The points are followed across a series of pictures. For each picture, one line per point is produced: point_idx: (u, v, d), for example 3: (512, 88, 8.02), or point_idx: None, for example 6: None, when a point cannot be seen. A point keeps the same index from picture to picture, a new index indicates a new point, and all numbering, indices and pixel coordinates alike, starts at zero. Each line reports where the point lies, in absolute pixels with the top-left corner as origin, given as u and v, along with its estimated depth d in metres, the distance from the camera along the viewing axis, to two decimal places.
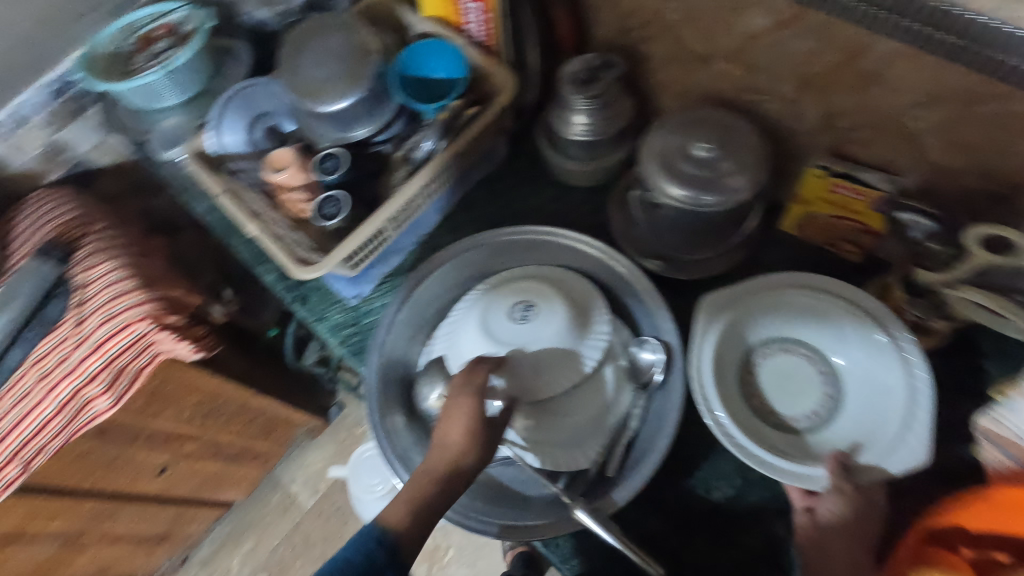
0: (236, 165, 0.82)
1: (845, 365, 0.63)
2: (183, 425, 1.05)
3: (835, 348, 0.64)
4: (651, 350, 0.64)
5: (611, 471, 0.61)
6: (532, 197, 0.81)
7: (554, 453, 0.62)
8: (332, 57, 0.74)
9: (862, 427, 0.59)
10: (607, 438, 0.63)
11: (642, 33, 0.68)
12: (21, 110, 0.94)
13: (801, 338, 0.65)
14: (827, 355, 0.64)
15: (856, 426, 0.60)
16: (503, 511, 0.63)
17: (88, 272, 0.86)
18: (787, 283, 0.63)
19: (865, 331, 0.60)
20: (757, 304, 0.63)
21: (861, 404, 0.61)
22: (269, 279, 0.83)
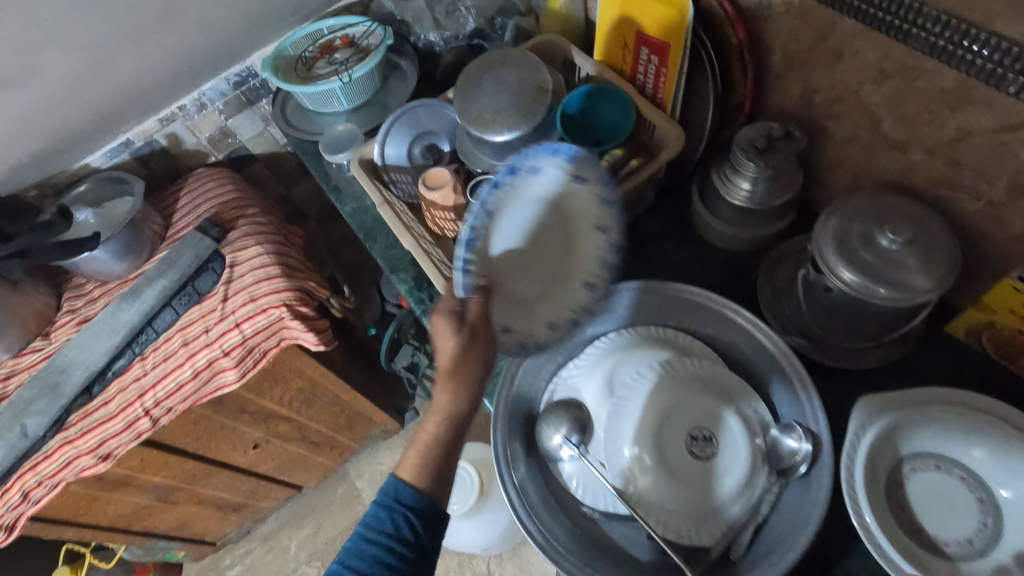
0: (392, 177, 0.86)
1: (1011, 500, 0.57)
2: (284, 406, 1.10)
3: (1003, 479, 0.58)
4: (795, 438, 0.60)
5: (736, 554, 0.59)
6: (673, 251, 0.80)
7: (677, 524, 0.60)
8: (506, 89, 0.76)
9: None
10: (734, 518, 0.60)
11: (829, 109, 0.67)
12: (204, 97, 1.02)
13: (959, 459, 0.60)
14: (991, 484, 0.59)
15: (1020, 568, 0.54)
16: (611, 568, 0.62)
17: (239, 252, 0.92)
18: (956, 399, 0.59)
19: None
20: (917, 415, 0.59)
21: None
22: (402, 287, 0.86)
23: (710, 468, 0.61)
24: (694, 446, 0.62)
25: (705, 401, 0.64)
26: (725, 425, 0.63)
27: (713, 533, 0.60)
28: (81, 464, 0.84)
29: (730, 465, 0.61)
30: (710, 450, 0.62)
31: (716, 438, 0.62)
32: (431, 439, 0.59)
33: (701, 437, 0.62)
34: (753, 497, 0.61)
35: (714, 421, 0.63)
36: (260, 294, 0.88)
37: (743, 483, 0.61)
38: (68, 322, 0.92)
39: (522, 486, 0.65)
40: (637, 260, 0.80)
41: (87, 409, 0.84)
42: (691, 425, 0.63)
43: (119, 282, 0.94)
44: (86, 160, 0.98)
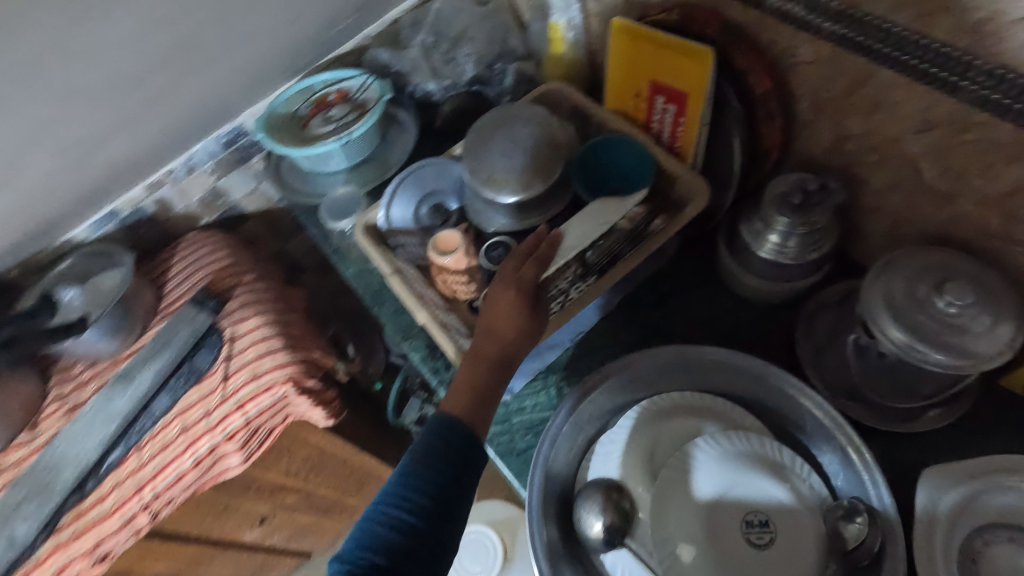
0: (400, 241, 0.81)
1: None
2: (291, 477, 1.04)
3: None
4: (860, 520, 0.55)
5: None
6: (702, 305, 0.76)
7: None
8: (519, 148, 0.72)
9: None
10: None
11: (864, 157, 0.63)
12: (194, 159, 0.96)
13: None
14: None
15: None
16: None
17: (238, 325, 0.87)
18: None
19: None
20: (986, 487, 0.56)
21: None
22: (414, 357, 0.80)
23: (772, 558, 0.56)
24: (749, 531, 0.57)
25: (757, 482, 0.59)
26: (780, 507, 0.58)
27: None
28: (74, 570, 0.78)
29: (791, 552, 0.56)
30: (768, 537, 0.57)
31: (773, 522, 0.57)
32: (502, 312, 0.62)
33: (756, 522, 0.58)
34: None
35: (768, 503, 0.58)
36: (264, 370, 0.83)
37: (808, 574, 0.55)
38: (56, 411, 0.85)
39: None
40: (666, 316, 0.75)
41: (79, 509, 0.78)
42: (744, 509, 0.58)
43: (109, 364, 0.88)
44: (70, 234, 0.93)
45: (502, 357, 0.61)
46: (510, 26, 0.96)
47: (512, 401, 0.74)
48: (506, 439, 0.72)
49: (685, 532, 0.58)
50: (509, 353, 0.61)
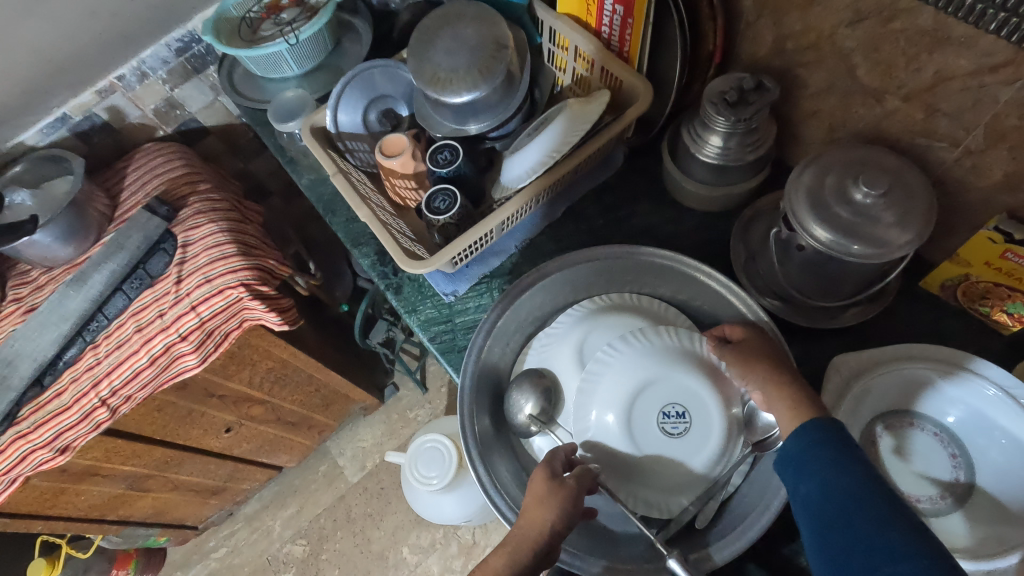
0: (347, 145, 0.81)
1: (957, 424, 0.58)
2: (254, 388, 1.08)
3: (945, 408, 0.58)
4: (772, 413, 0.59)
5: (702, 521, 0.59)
6: (647, 214, 0.77)
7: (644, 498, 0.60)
8: (463, 47, 0.71)
9: (1008, 487, 0.54)
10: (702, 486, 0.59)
11: (804, 57, 0.63)
12: (145, 65, 0.95)
13: (911, 409, 0.60)
14: (935, 414, 0.59)
15: (998, 500, 0.55)
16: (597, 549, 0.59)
17: (192, 231, 0.87)
18: (905, 353, 0.58)
19: (971, 386, 0.56)
20: (869, 374, 0.58)
21: (991, 471, 0.56)
22: (364, 262, 0.82)
23: (681, 442, 0.59)
24: (670, 425, 0.59)
25: (680, 375, 0.60)
26: (699, 402, 0.59)
27: (680, 505, 0.59)
28: (38, 458, 0.81)
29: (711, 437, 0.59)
30: (684, 426, 0.59)
31: (682, 409, 0.59)
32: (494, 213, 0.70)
33: (674, 413, 0.59)
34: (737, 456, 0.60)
35: (703, 399, 0.59)
36: (216, 274, 0.84)
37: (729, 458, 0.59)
38: (14, 311, 0.87)
39: (507, 488, 0.63)
40: (609, 226, 0.77)
41: (39, 401, 0.80)
42: (661, 403, 0.60)
43: (66, 267, 0.89)
44: (20, 138, 0.91)
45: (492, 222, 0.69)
46: None
47: (455, 303, 0.77)
48: (449, 338, 0.75)
49: (615, 428, 0.60)
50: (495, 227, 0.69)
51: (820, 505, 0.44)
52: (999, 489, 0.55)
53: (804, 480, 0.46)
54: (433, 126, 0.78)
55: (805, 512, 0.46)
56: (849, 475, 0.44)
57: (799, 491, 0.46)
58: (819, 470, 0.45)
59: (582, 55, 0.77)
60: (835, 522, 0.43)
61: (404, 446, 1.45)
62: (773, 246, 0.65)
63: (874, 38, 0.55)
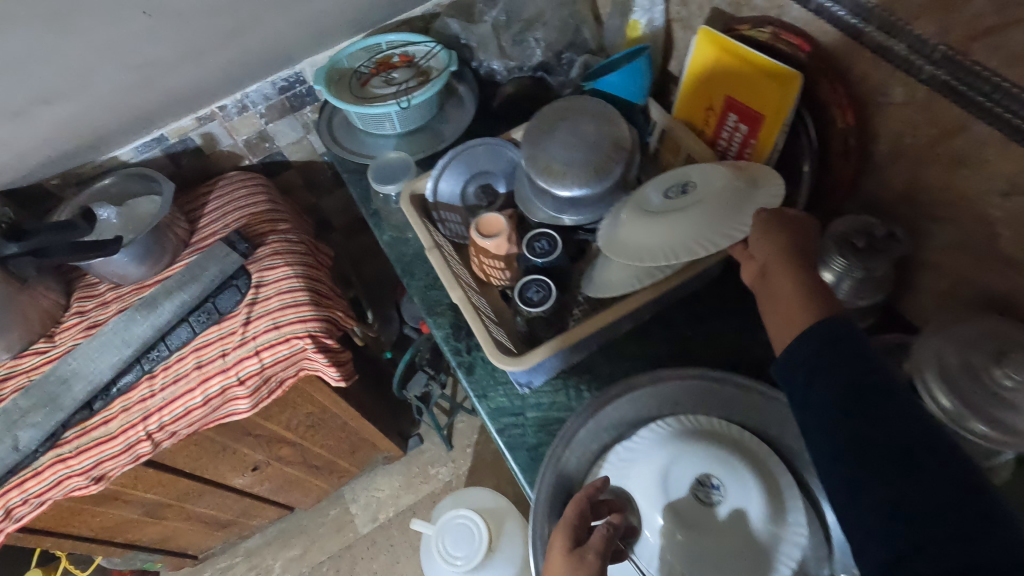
0: (441, 215, 0.80)
1: None
2: (289, 430, 1.04)
3: None
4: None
5: None
6: (739, 333, 0.74)
7: None
8: (583, 143, 0.70)
9: None
10: None
11: (936, 211, 0.61)
12: (247, 99, 0.96)
13: None
14: None
15: None
16: None
17: (267, 272, 0.86)
18: None
19: None
20: None
21: None
22: (437, 334, 0.80)
23: (716, 517, 0.59)
24: (670, 193, 0.67)
25: (715, 178, 0.65)
26: (711, 189, 0.64)
27: (627, 256, 0.66)
28: (71, 485, 0.78)
29: (674, 215, 0.64)
30: (684, 194, 0.66)
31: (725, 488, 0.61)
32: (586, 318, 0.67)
33: (682, 189, 0.67)
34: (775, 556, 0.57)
35: (720, 211, 0.62)
36: (285, 322, 0.82)
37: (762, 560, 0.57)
38: (75, 325, 0.86)
39: None
40: (698, 339, 0.74)
41: (85, 425, 0.78)
42: (686, 181, 0.67)
43: (134, 287, 0.88)
44: (115, 153, 0.92)
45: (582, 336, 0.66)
46: (585, 18, 0.93)
47: (528, 395, 0.74)
48: (518, 432, 0.72)
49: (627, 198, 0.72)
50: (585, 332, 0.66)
51: (837, 424, 0.45)
52: None
53: (794, 339, 0.51)
54: (533, 212, 0.76)
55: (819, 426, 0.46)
56: (861, 393, 0.45)
57: (817, 398, 0.47)
58: (833, 379, 0.46)
59: (692, 162, 0.77)
60: (857, 468, 0.43)
61: (419, 502, 1.40)
62: None
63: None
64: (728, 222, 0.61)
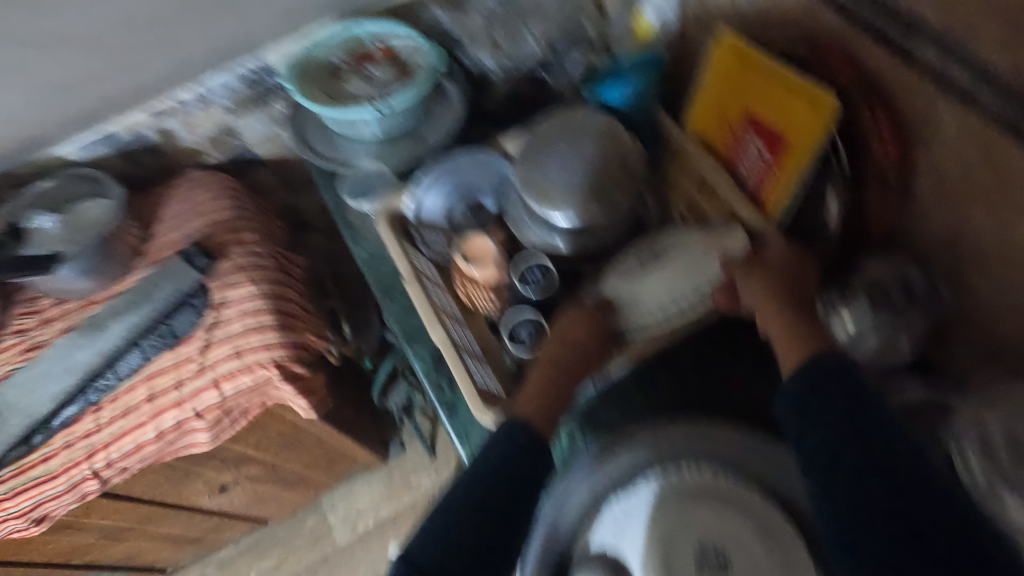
0: (422, 234, 0.71)
1: None
2: (260, 451, 0.97)
3: None
4: None
5: None
6: (750, 376, 0.67)
7: None
8: (583, 163, 0.62)
9: None
10: None
11: (982, 259, 0.53)
12: (209, 92, 0.85)
13: None
14: None
15: None
16: None
17: (228, 291, 0.77)
18: None
19: None
20: None
21: None
22: (417, 365, 0.73)
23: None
24: (641, 259, 0.64)
25: (680, 235, 0.64)
26: (684, 245, 0.63)
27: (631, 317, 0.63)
28: (9, 527, 0.72)
29: (661, 270, 0.63)
30: (656, 253, 0.64)
31: (731, 563, 0.53)
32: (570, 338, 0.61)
33: (648, 250, 0.64)
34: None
35: (701, 248, 0.63)
36: (248, 348, 0.74)
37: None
38: (13, 346, 0.77)
39: None
40: (704, 381, 0.68)
41: (22, 464, 0.70)
42: (648, 244, 0.65)
43: (79, 304, 0.78)
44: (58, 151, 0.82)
45: (573, 367, 0.60)
46: (589, 10, 0.83)
47: None
48: None
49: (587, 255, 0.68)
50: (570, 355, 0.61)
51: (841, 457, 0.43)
52: None
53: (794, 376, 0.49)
54: (525, 236, 0.68)
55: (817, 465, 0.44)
56: (850, 421, 0.43)
57: (808, 442, 0.45)
58: (825, 419, 0.45)
59: (706, 185, 0.69)
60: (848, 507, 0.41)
61: (400, 514, 1.34)
62: None
63: None
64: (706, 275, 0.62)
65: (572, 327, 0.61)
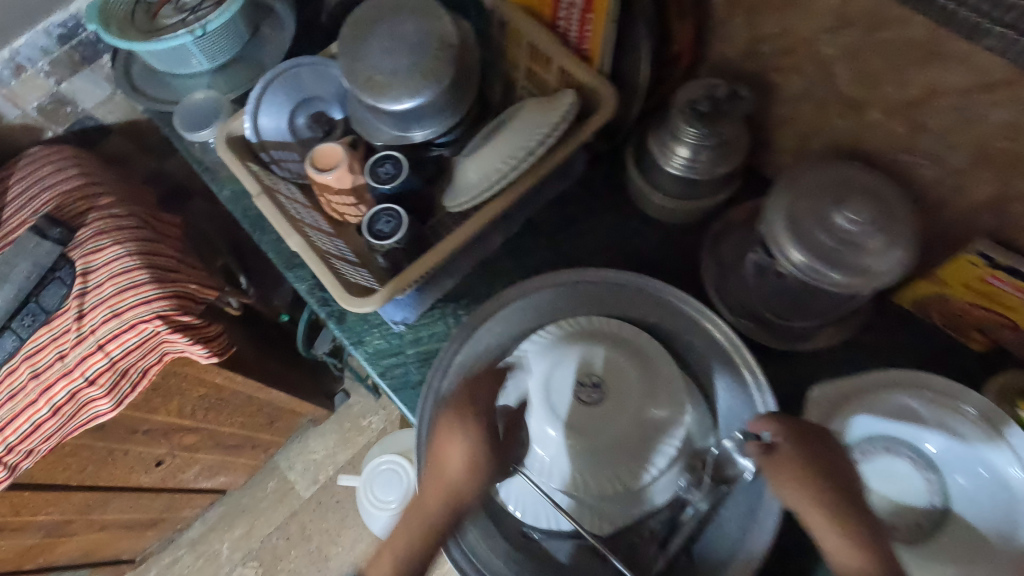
0: (273, 155, 0.70)
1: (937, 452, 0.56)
2: (187, 418, 0.97)
3: (923, 434, 0.56)
4: None
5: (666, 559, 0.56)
6: (613, 226, 0.71)
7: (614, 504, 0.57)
8: (404, 46, 0.62)
9: (993, 513, 0.53)
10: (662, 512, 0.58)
11: (778, 61, 0.58)
12: (20, 57, 0.80)
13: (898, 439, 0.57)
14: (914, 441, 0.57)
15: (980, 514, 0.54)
16: None
17: (92, 256, 0.75)
18: (881, 380, 0.56)
19: (947, 415, 0.55)
20: (857, 406, 0.55)
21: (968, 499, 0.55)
22: (300, 287, 0.73)
23: (598, 413, 0.58)
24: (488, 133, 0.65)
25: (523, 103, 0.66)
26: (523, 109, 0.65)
27: (467, 185, 0.61)
28: None
29: (499, 138, 0.62)
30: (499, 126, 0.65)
31: (605, 385, 0.59)
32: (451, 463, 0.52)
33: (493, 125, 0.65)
34: (662, 439, 0.57)
35: (539, 109, 0.63)
36: (125, 307, 0.73)
37: (638, 440, 0.57)
38: None
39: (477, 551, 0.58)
40: (573, 240, 0.71)
41: None
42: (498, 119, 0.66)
43: None
44: None
45: (455, 497, 0.51)
46: None
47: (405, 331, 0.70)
48: (401, 371, 0.68)
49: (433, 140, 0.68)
50: (459, 481, 0.51)
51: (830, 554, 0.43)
52: (973, 518, 0.54)
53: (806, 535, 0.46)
54: (372, 135, 0.68)
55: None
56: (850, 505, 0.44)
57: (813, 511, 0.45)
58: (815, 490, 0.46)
59: (536, 52, 0.69)
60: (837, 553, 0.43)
61: (358, 456, 1.38)
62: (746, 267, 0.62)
63: (860, 45, 0.50)
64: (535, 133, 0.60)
65: (451, 451, 0.52)
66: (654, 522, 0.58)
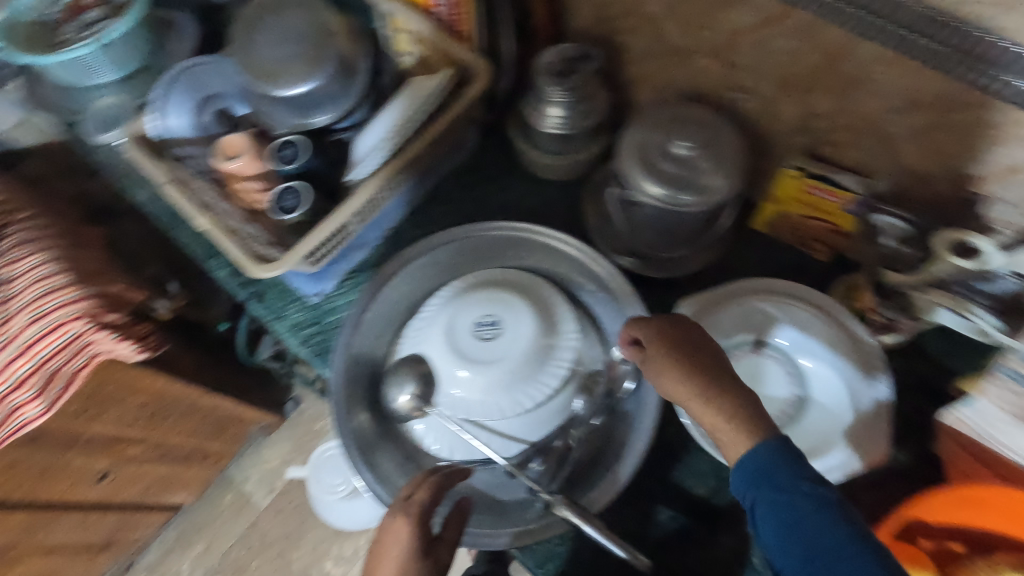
0: (183, 151, 0.75)
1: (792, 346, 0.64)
2: (128, 428, 0.98)
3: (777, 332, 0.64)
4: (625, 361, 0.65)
5: (570, 475, 0.62)
6: (507, 189, 0.78)
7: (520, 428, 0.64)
8: (293, 37, 0.68)
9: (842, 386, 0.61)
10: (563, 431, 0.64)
11: (622, 23, 0.66)
12: None
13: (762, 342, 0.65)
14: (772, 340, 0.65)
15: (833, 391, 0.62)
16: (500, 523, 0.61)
17: (13, 266, 0.77)
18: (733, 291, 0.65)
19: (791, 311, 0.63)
20: (716, 311, 0.64)
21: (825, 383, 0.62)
22: (220, 274, 0.78)
23: (494, 345, 0.63)
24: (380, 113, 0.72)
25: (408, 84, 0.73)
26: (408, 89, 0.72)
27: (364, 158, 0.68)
28: None
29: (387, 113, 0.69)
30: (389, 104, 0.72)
31: (501, 322, 0.64)
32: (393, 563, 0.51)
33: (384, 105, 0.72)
34: (552, 361, 0.63)
35: (420, 87, 0.71)
36: (48, 310, 0.75)
37: (531, 362, 0.62)
38: None
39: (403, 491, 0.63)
40: (472, 206, 0.78)
41: None
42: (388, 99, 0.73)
43: None
44: None
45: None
46: None
47: (323, 302, 0.75)
48: (322, 338, 0.73)
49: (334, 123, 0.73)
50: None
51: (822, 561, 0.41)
52: (828, 401, 0.62)
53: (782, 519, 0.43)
54: (273, 122, 0.74)
55: (809, 483, 0.43)
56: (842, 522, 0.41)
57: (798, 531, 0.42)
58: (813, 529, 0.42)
59: (420, 38, 0.75)
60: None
61: None
62: (615, 207, 0.70)
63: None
64: (404, 108, 0.69)
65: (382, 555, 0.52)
66: (558, 439, 0.64)
